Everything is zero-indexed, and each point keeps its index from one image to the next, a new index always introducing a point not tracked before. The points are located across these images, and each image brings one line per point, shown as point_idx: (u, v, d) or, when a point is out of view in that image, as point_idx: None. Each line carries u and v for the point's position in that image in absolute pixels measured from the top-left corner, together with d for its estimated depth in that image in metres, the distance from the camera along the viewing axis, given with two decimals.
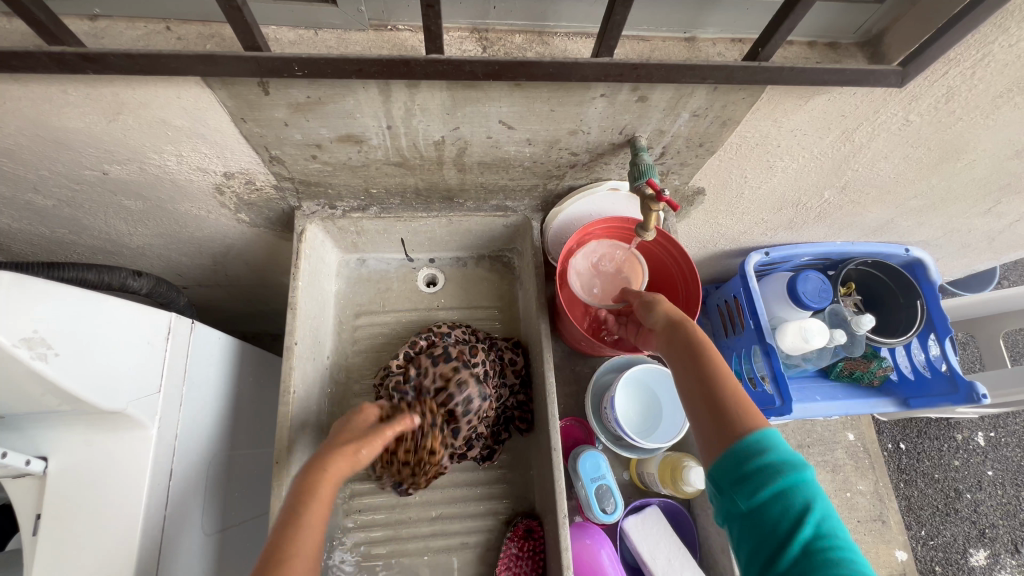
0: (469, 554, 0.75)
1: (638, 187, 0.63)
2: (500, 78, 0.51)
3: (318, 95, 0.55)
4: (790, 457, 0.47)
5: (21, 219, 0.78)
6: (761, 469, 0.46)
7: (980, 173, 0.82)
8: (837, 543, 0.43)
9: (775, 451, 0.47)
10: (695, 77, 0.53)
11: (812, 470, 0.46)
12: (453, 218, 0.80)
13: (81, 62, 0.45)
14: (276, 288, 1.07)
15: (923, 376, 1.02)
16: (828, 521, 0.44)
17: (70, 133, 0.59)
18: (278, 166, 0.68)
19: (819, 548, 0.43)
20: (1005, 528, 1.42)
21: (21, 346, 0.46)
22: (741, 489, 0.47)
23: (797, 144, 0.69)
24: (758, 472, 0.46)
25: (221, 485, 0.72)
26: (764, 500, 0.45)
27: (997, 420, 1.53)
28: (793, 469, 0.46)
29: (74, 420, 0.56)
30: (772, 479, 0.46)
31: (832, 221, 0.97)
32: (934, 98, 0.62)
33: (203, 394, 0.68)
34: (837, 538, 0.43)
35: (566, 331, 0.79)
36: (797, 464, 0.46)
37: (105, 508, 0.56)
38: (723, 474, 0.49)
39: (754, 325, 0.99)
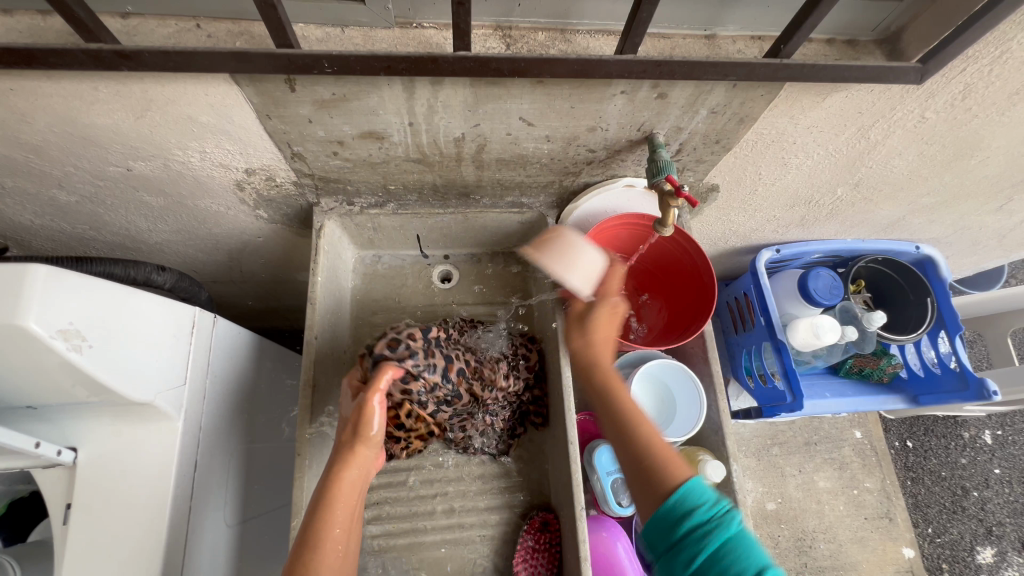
0: (485, 547, 0.76)
1: (656, 182, 0.64)
2: (524, 75, 0.51)
3: (343, 92, 0.56)
4: (713, 511, 0.49)
5: (43, 215, 0.79)
6: (687, 531, 0.48)
7: (994, 170, 0.82)
8: None
9: (695, 512, 0.49)
10: (717, 74, 0.53)
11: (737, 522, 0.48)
12: (469, 214, 0.81)
13: (117, 60, 0.46)
14: (289, 284, 1.08)
15: (933, 372, 1.03)
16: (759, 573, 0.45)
17: (98, 130, 0.60)
18: (299, 162, 0.69)
19: None
20: (1011, 526, 1.43)
21: (57, 337, 0.46)
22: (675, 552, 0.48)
23: (813, 141, 0.70)
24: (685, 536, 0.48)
25: (241, 478, 0.73)
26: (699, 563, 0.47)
27: (1005, 418, 1.53)
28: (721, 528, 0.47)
29: (102, 412, 0.56)
30: (701, 540, 0.47)
31: (844, 218, 0.97)
32: (951, 95, 0.63)
33: (225, 388, 0.69)
34: None
35: (581, 327, 0.80)
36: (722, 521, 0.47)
37: (133, 497, 0.57)
38: (657, 542, 0.50)
39: (765, 322, 1.00)
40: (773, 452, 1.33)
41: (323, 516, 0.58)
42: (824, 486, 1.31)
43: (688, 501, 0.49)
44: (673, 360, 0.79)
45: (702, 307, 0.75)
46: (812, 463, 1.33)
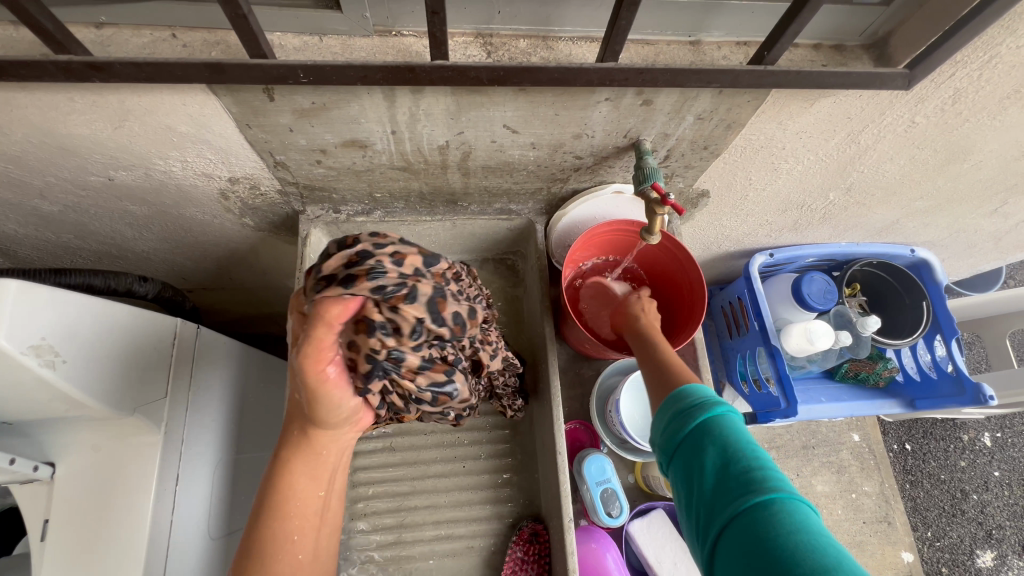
0: (474, 557, 0.75)
1: (642, 189, 0.63)
2: (504, 83, 0.50)
3: (322, 100, 0.55)
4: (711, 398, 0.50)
5: (27, 225, 0.78)
6: (687, 411, 0.49)
7: (986, 174, 0.81)
8: (766, 470, 0.43)
9: (696, 399, 0.50)
10: (701, 81, 0.52)
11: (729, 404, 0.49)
12: (457, 222, 0.80)
13: (88, 71, 0.45)
14: (279, 290, 1.07)
15: (930, 377, 1.02)
16: (749, 447, 0.45)
17: (77, 140, 0.59)
18: (283, 171, 0.68)
19: (744, 473, 0.43)
20: (1011, 529, 1.42)
21: (29, 353, 0.45)
22: (671, 429, 0.50)
23: (802, 146, 0.69)
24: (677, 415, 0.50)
25: (227, 489, 0.72)
26: (691, 435, 0.48)
27: (1004, 420, 1.51)
28: (713, 407, 0.48)
29: (80, 426, 0.56)
30: (693, 416, 0.48)
31: (838, 222, 0.97)
32: (941, 99, 0.62)
33: (208, 399, 0.68)
34: (759, 461, 0.44)
35: (570, 335, 0.79)
36: (714, 401, 0.49)
37: (113, 512, 0.56)
38: (659, 421, 0.52)
39: (759, 327, 0.99)
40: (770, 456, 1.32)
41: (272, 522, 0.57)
42: (822, 490, 1.30)
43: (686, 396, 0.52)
44: None
45: (693, 314, 0.74)
46: (809, 467, 1.32)
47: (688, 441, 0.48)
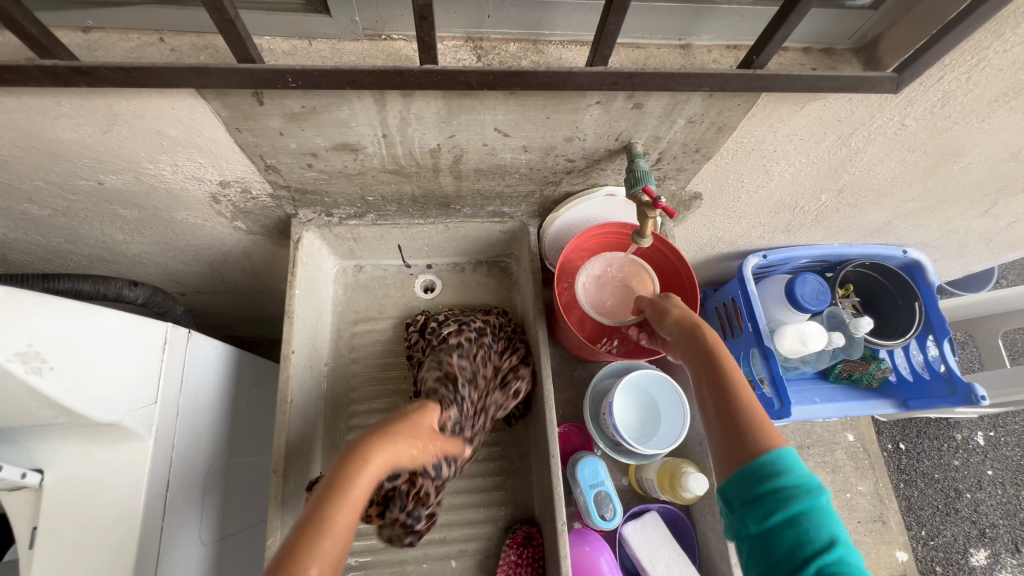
0: (468, 561, 0.75)
1: (633, 193, 0.63)
2: (494, 87, 0.50)
3: (312, 104, 0.55)
4: (805, 482, 0.46)
5: (16, 229, 0.77)
6: (775, 493, 0.46)
7: (977, 176, 0.82)
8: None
9: (790, 478, 0.46)
10: (690, 85, 0.53)
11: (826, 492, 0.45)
12: (449, 224, 0.80)
13: (74, 76, 0.45)
14: (273, 293, 1.07)
15: (922, 377, 1.03)
16: (843, 550, 0.43)
17: (64, 144, 0.58)
18: (274, 174, 0.68)
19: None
20: (1004, 528, 1.42)
21: (15, 360, 0.45)
22: (753, 507, 0.47)
23: (794, 149, 0.69)
24: (768, 495, 0.46)
25: (218, 495, 0.72)
26: (777, 522, 0.45)
27: (997, 419, 1.53)
28: (808, 495, 0.45)
29: (69, 433, 0.55)
30: (786, 501, 0.45)
31: (830, 224, 0.97)
32: (930, 102, 0.62)
33: (198, 404, 0.68)
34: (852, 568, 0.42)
35: (563, 336, 0.79)
36: (809, 488, 0.45)
37: (103, 519, 0.56)
38: (737, 492, 0.48)
39: (752, 329, 0.99)
40: None
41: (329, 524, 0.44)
42: None
43: (781, 466, 0.47)
44: (656, 370, 0.78)
45: None
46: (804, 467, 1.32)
47: (772, 526, 0.45)
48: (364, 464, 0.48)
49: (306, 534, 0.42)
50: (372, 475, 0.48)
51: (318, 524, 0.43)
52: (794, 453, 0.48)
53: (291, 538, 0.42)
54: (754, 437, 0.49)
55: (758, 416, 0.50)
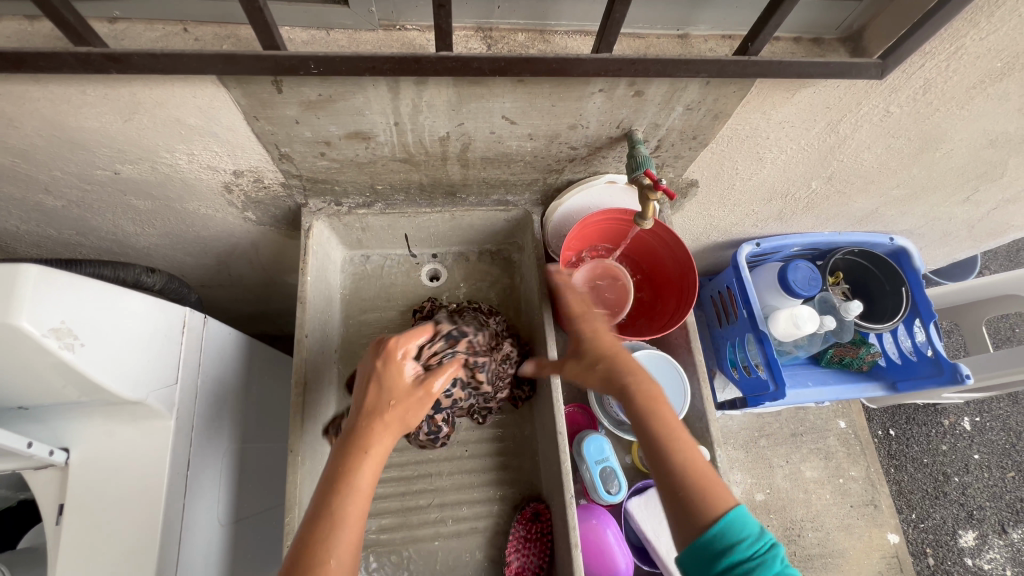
0: (478, 538, 0.77)
1: (635, 176, 0.66)
2: (505, 74, 0.53)
3: (329, 93, 0.57)
4: (758, 545, 0.49)
5: (29, 221, 0.79)
6: (730, 565, 0.48)
7: (958, 162, 0.85)
8: None
9: (738, 546, 0.49)
10: (690, 71, 0.56)
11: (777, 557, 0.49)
12: (455, 213, 0.83)
13: (106, 62, 0.47)
14: (279, 287, 1.09)
15: (910, 360, 1.06)
16: None
17: (85, 133, 0.60)
18: (287, 164, 0.70)
19: None
20: (992, 509, 1.47)
21: (50, 335, 0.47)
22: None
23: (785, 136, 0.73)
24: (727, 570, 0.48)
25: (234, 477, 0.73)
26: None
27: (983, 404, 1.58)
28: (765, 562, 0.48)
29: (93, 411, 0.57)
30: (746, 575, 0.48)
31: (820, 211, 1.01)
32: (913, 89, 0.66)
33: (215, 387, 0.70)
34: None
35: (566, 320, 0.82)
36: (766, 557, 0.48)
37: (127, 495, 0.57)
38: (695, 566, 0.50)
39: (747, 315, 1.03)
40: (760, 444, 1.36)
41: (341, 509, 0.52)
42: (810, 476, 1.34)
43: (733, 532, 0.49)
44: (657, 350, 0.81)
45: (684, 298, 0.78)
46: (798, 454, 1.36)
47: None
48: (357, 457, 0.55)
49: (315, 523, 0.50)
50: (370, 466, 0.55)
51: (326, 522, 0.51)
52: (742, 510, 0.51)
53: (301, 536, 0.50)
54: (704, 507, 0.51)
55: (699, 476, 0.53)
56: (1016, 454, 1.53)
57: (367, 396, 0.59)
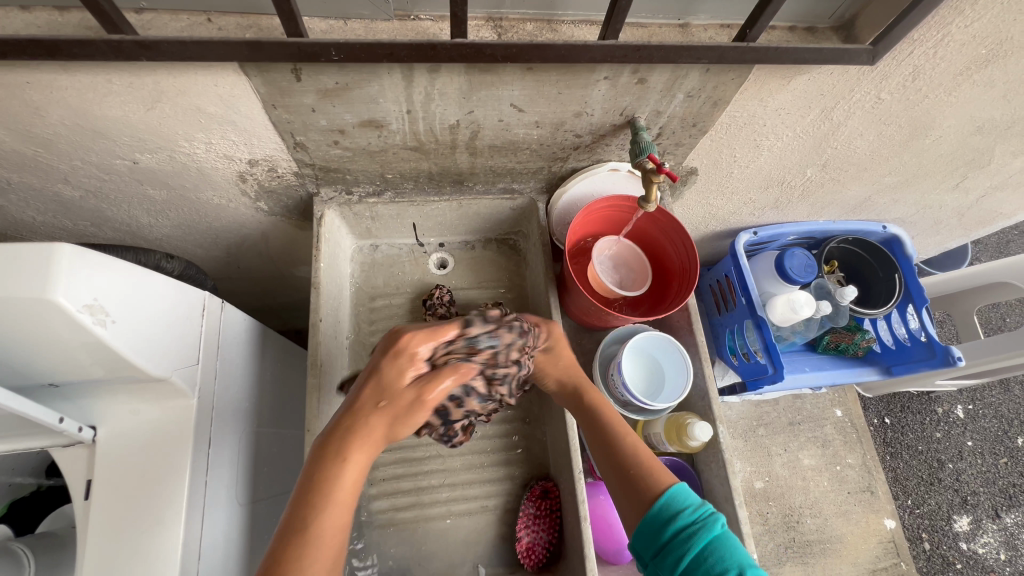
0: (488, 516, 0.80)
1: (638, 162, 0.69)
2: (517, 60, 0.56)
3: (346, 81, 0.60)
4: (698, 513, 0.57)
5: (46, 212, 0.81)
6: (674, 533, 0.56)
7: (947, 148, 0.89)
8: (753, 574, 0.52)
9: (681, 514, 0.56)
10: (691, 58, 0.58)
11: (718, 522, 0.56)
12: (463, 201, 0.85)
13: (137, 50, 0.50)
14: (287, 279, 1.11)
15: (904, 345, 1.09)
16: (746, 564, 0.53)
17: (108, 122, 0.62)
18: (301, 152, 0.72)
19: None
20: (985, 495, 1.50)
21: (83, 311, 0.49)
22: (663, 556, 0.55)
23: (781, 123, 0.75)
24: (673, 540, 0.55)
25: (251, 458, 0.75)
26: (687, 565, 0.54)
27: (975, 392, 1.61)
28: (706, 526, 0.55)
29: (119, 389, 0.59)
30: (687, 542, 0.55)
31: (814, 199, 1.04)
32: (902, 76, 0.69)
33: (232, 370, 0.72)
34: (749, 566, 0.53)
35: (572, 304, 0.84)
36: (706, 522, 0.56)
37: (151, 471, 0.59)
38: (647, 546, 0.57)
39: (746, 301, 1.06)
40: (759, 432, 1.38)
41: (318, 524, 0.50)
42: (808, 463, 1.37)
43: (675, 504, 0.57)
44: (660, 332, 0.83)
45: (686, 281, 0.80)
46: (796, 442, 1.39)
47: (677, 568, 0.54)
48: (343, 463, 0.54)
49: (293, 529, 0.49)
50: (352, 473, 0.54)
51: (302, 534, 0.49)
52: (681, 486, 0.59)
53: (275, 547, 0.49)
54: (651, 487, 0.59)
55: (644, 462, 0.62)
56: (1008, 440, 1.56)
57: (364, 393, 0.57)
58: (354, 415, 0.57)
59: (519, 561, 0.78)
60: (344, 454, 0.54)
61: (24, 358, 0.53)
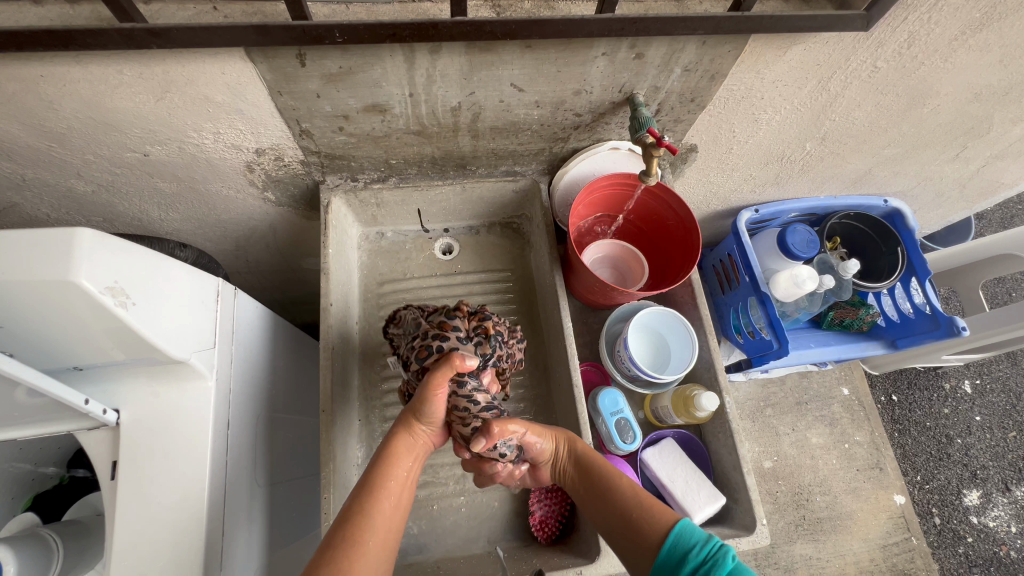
0: (501, 492, 0.82)
1: (639, 136, 0.70)
2: (516, 36, 0.57)
3: (349, 65, 0.61)
4: (707, 549, 0.56)
5: (60, 208, 0.83)
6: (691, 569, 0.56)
7: (946, 117, 0.89)
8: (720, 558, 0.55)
9: (691, 553, 0.57)
10: (687, 28, 0.60)
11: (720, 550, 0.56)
12: (466, 185, 0.86)
13: (148, 37, 0.52)
14: (294, 271, 1.12)
15: (909, 318, 1.10)
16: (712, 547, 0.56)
17: (119, 113, 0.64)
18: (307, 140, 0.74)
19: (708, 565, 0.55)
20: (994, 468, 1.51)
21: (105, 293, 0.51)
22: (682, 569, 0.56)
23: (779, 96, 0.76)
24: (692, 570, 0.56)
25: (269, 441, 0.77)
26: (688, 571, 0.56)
27: (982, 366, 1.61)
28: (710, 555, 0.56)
29: (141, 372, 0.61)
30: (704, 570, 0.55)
31: (815, 174, 1.04)
32: (897, 43, 0.70)
33: (248, 356, 0.73)
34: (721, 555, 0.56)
35: (578, 283, 0.85)
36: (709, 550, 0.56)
37: (173, 451, 0.61)
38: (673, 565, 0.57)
39: (749, 279, 1.06)
40: (766, 413, 1.39)
41: (358, 542, 0.56)
42: (816, 442, 1.38)
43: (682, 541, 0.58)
44: (665, 308, 0.85)
45: (690, 256, 0.81)
46: (804, 422, 1.39)
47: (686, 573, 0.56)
48: (379, 492, 0.60)
49: (329, 563, 0.53)
50: (383, 504, 0.60)
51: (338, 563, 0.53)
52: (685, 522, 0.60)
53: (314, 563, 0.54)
54: (655, 524, 0.61)
55: (644, 502, 0.63)
56: (1016, 413, 1.57)
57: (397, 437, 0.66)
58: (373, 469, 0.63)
59: (532, 535, 0.80)
60: (375, 494, 0.60)
61: (50, 342, 0.54)
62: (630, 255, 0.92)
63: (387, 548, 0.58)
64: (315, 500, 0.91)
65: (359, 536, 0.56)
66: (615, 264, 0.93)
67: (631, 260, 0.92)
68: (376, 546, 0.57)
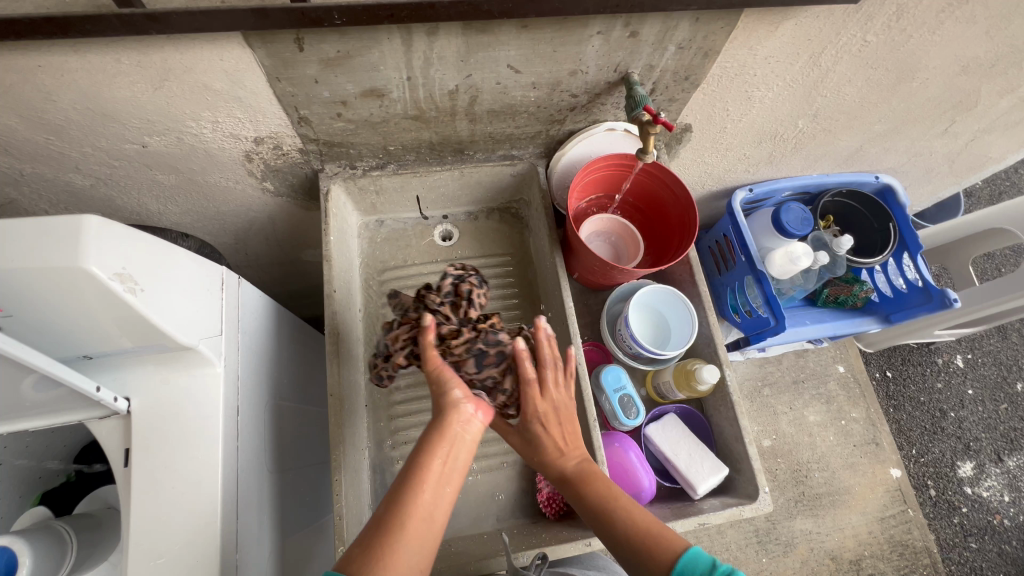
0: (507, 472, 0.83)
1: (634, 115, 0.71)
2: (513, 15, 0.58)
3: (347, 49, 0.61)
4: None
5: (57, 203, 0.83)
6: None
7: (935, 91, 0.90)
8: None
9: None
10: (680, 4, 0.61)
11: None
12: (465, 169, 0.87)
13: (147, 23, 0.52)
14: (293, 263, 1.12)
15: (902, 292, 1.11)
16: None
17: (117, 104, 0.64)
18: (305, 127, 0.74)
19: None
20: (987, 440, 1.54)
21: (115, 279, 0.51)
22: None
23: (771, 72, 0.77)
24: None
25: (278, 428, 0.78)
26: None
27: (974, 341, 1.64)
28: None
29: (149, 360, 0.61)
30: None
31: (807, 152, 1.06)
32: (887, 16, 0.71)
33: (255, 344, 0.74)
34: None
35: (578, 264, 0.86)
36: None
37: (185, 437, 0.61)
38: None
39: (745, 258, 1.07)
40: (764, 393, 1.41)
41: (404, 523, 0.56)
42: (814, 420, 1.40)
43: None
44: (663, 286, 0.86)
45: (686, 234, 0.83)
46: (801, 400, 1.42)
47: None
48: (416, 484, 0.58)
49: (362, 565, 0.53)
50: (427, 490, 0.59)
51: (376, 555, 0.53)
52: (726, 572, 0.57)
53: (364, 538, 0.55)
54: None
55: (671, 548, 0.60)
56: (1007, 385, 1.60)
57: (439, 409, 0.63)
58: (430, 430, 0.62)
59: (540, 511, 0.81)
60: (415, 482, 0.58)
61: (58, 329, 0.55)
62: (623, 232, 0.92)
63: (422, 541, 0.56)
64: (324, 487, 0.93)
65: (401, 529, 0.55)
66: (610, 241, 0.93)
67: (627, 237, 0.92)
68: (415, 536, 0.56)
